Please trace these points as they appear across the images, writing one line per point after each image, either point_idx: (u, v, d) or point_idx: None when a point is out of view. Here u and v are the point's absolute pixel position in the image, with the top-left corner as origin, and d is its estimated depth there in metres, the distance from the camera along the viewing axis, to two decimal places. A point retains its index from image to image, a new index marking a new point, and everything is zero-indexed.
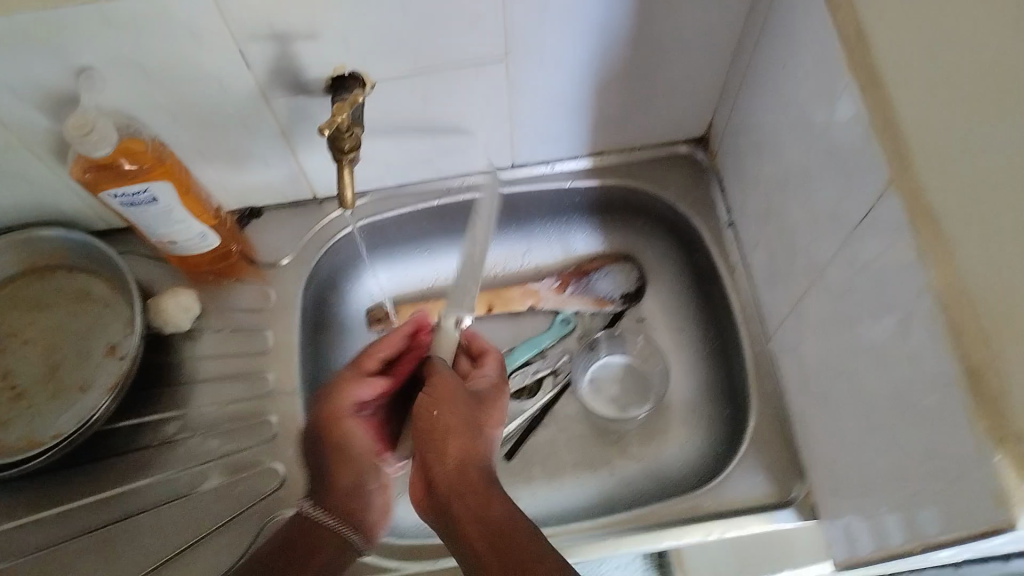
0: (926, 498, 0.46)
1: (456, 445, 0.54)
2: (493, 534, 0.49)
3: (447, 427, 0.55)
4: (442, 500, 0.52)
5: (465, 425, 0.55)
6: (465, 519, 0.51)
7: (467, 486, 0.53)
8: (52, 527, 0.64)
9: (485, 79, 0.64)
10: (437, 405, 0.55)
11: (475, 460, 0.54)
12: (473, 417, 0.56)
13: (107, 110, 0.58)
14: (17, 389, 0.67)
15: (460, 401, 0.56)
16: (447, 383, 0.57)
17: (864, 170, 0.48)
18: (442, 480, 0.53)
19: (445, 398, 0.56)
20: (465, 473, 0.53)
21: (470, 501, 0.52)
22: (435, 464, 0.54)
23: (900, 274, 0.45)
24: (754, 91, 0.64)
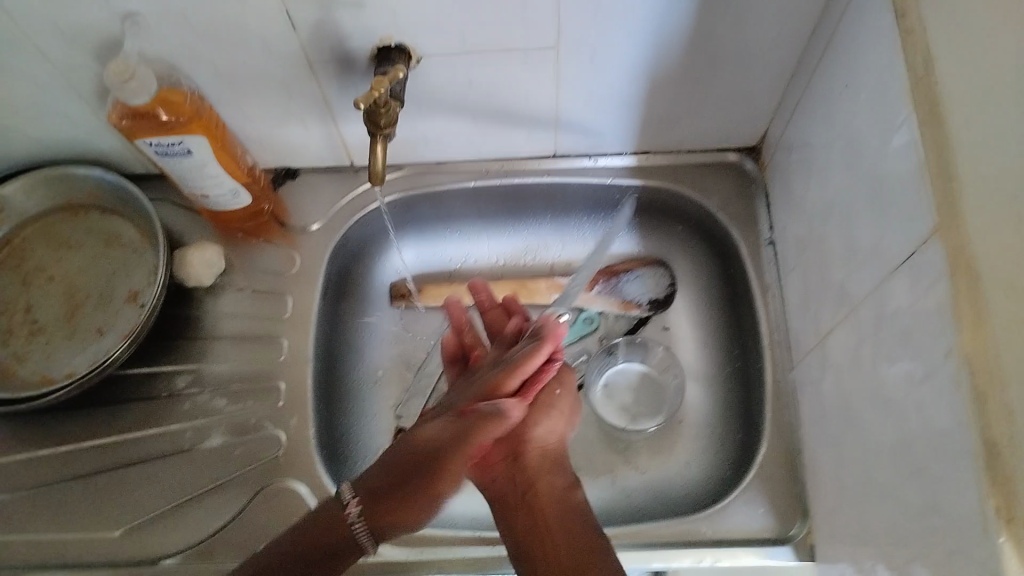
0: (923, 564, 0.44)
1: (541, 438, 0.57)
2: (568, 525, 0.52)
3: (539, 422, 0.57)
4: (518, 480, 0.55)
5: (559, 425, 0.58)
6: (539, 501, 0.54)
7: (550, 482, 0.55)
8: (53, 465, 0.65)
9: (534, 67, 0.62)
10: (536, 409, 0.57)
11: (555, 453, 0.58)
12: (566, 413, 0.59)
13: (150, 58, 0.58)
14: (37, 323, 0.68)
15: (558, 396, 0.59)
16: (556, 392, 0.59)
17: (910, 215, 0.45)
18: (532, 455, 0.56)
19: (542, 406, 0.58)
20: (551, 464, 0.56)
21: (549, 484, 0.55)
22: (523, 453, 0.56)
23: (932, 330, 0.42)
24: (811, 111, 0.61)
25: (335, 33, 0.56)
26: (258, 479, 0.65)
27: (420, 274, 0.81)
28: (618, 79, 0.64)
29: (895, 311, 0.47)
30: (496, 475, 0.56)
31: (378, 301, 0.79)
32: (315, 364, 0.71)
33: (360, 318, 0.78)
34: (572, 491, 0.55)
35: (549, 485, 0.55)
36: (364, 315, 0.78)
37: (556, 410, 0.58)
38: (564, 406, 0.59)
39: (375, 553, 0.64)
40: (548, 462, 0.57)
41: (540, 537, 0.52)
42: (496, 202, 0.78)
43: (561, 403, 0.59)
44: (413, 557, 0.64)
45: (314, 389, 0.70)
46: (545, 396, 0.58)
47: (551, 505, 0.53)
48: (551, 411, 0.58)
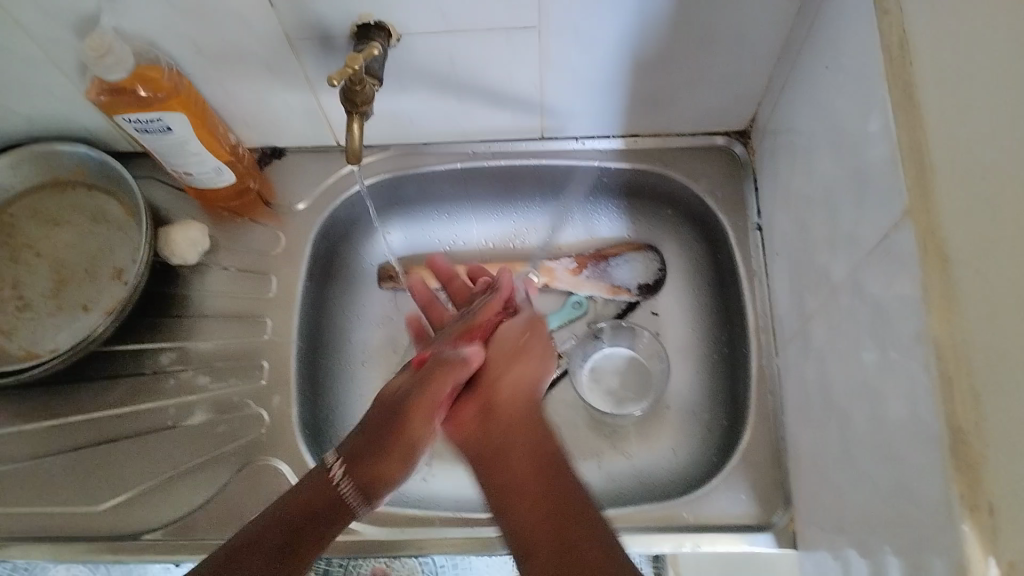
0: (893, 552, 0.44)
1: (510, 391, 0.53)
2: (546, 488, 0.46)
3: (501, 378, 0.54)
4: (491, 446, 0.50)
5: (529, 373, 0.55)
6: (514, 459, 0.49)
7: (522, 446, 0.49)
8: (37, 439, 0.66)
9: (517, 46, 0.61)
10: (496, 367, 0.55)
11: (530, 402, 0.53)
12: (532, 365, 0.56)
13: (128, 35, 0.58)
14: (23, 299, 0.69)
15: (524, 345, 0.57)
16: (513, 329, 0.59)
17: (884, 197, 0.45)
18: (500, 411, 0.52)
19: (501, 342, 0.57)
20: (528, 415, 0.52)
21: (528, 436, 0.50)
22: (493, 407, 0.52)
23: (904, 315, 0.42)
24: (797, 93, 0.60)
25: (311, 9, 0.56)
26: (240, 457, 0.65)
27: (408, 257, 0.81)
28: (603, 59, 0.63)
29: (872, 296, 0.46)
30: (469, 434, 0.52)
31: (365, 282, 0.79)
32: (299, 344, 0.71)
33: (346, 300, 0.78)
34: (551, 446, 0.50)
35: (523, 446, 0.49)
36: (350, 297, 0.78)
37: (524, 355, 0.56)
38: (532, 351, 0.57)
39: (353, 531, 0.64)
40: (524, 412, 0.52)
41: (518, 496, 0.47)
42: (484, 184, 0.78)
43: (527, 349, 0.57)
44: (393, 536, 0.64)
45: (297, 369, 0.70)
46: (508, 333, 0.58)
47: (524, 462, 0.48)
48: (525, 335, 0.58)
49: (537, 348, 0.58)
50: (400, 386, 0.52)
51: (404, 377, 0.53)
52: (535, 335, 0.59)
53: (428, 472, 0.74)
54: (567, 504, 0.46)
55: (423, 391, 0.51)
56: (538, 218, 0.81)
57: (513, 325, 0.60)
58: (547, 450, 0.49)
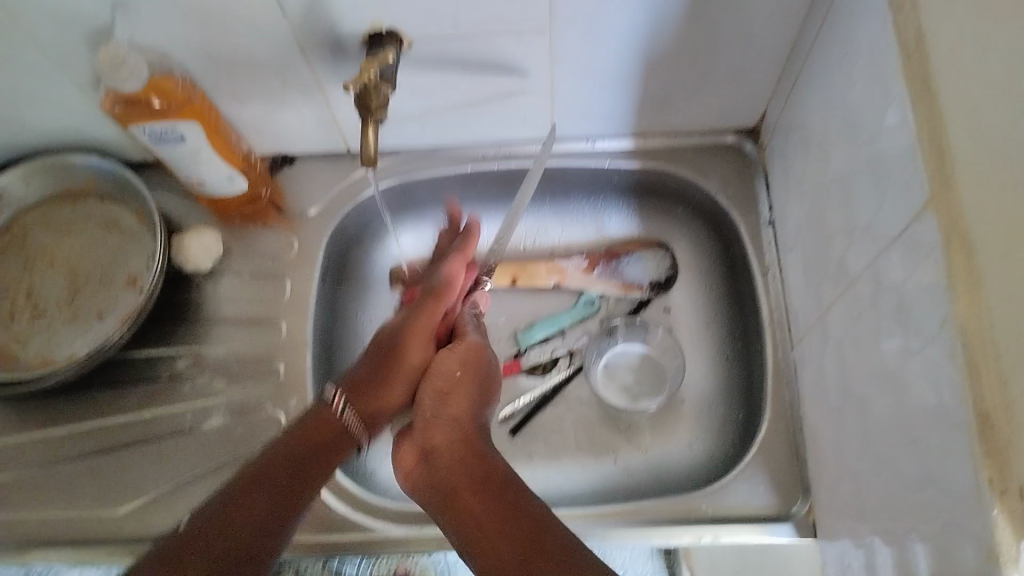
0: (920, 539, 0.44)
1: (438, 441, 0.57)
2: (491, 509, 0.51)
3: (426, 431, 0.58)
4: (442, 481, 0.55)
5: (459, 414, 0.59)
6: (461, 498, 0.53)
7: (468, 474, 0.54)
8: (56, 446, 0.66)
9: (527, 47, 0.61)
10: (435, 401, 0.60)
11: (465, 438, 0.57)
12: (474, 390, 0.61)
13: (141, 45, 0.58)
14: (38, 310, 0.69)
15: (461, 377, 0.62)
16: (454, 355, 0.63)
17: (904, 190, 0.45)
18: (439, 448, 0.57)
19: (439, 373, 0.62)
20: (463, 455, 0.55)
21: (467, 473, 0.54)
22: (432, 453, 0.57)
23: (927, 305, 0.42)
24: (809, 87, 0.60)
25: (324, 16, 0.56)
26: None
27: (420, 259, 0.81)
28: (613, 57, 0.63)
29: (893, 288, 0.47)
30: (416, 483, 0.57)
31: (377, 285, 0.79)
32: (314, 348, 0.71)
33: (359, 303, 0.78)
34: (492, 467, 0.54)
35: (467, 474, 0.54)
36: (363, 300, 0.78)
37: (455, 392, 0.61)
38: (474, 371, 0.62)
39: (375, 532, 0.65)
40: (461, 451, 0.56)
41: (464, 535, 0.51)
42: (493, 187, 0.78)
43: (468, 369, 0.62)
44: (414, 536, 0.64)
45: (314, 373, 0.70)
46: (449, 359, 0.63)
47: (472, 495, 0.52)
48: (464, 361, 0.63)
49: (477, 370, 0.63)
50: (400, 321, 0.64)
51: (398, 319, 0.64)
52: (469, 371, 0.62)
53: None
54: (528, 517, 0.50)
55: (408, 340, 0.63)
56: (523, 223, 0.82)
57: (465, 344, 0.64)
58: (489, 472, 0.54)
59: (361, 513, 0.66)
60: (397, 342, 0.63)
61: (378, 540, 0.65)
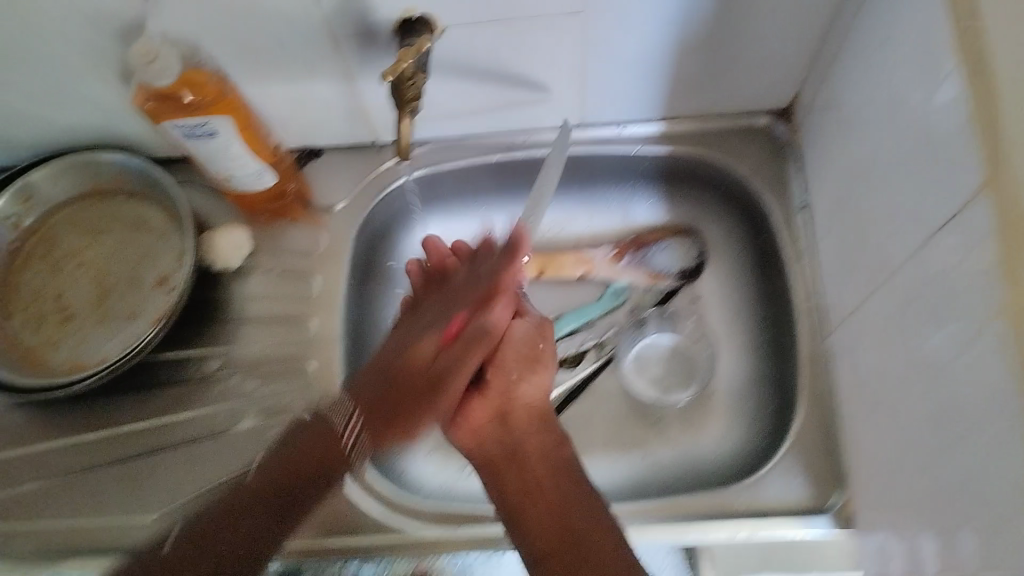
0: (970, 527, 0.44)
1: (523, 398, 0.58)
2: (558, 493, 0.53)
3: (519, 378, 0.59)
4: (512, 449, 0.56)
5: (541, 384, 0.59)
6: (528, 466, 0.55)
7: (539, 453, 0.55)
8: (87, 450, 0.66)
9: (560, 33, 0.61)
10: (509, 363, 0.59)
11: (543, 410, 0.59)
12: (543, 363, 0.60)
13: (171, 39, 0.57)
14: (66, 311, 0.68)
15: (536, 351, 0.60)
16: (530, 326, 0.61)
17: (956, 168, 0.44)
18: (515, 414, 0.57)
19: (515, 346, 0.60)
20: (541, 429, 0.57)
21: (539, 450, 0.55)
22: (507, 415, 0.57)
23: (982, 286, 0.41)
24: (846, 68, 0.60)
25: (356, 5, 0.55)
26: None
27: None
28: (645, 42, 0.63)
29: (942, 272, 0.46)
30: (483, 438, 0.57)
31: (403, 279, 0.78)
32: (343, 342, 0.71)
33: (387, 296, 0.77)
34: (561, 449, 0.56)
35: (539, 446, 0.56)
36: (391, 292, 0.78)
37: (533, 367, 0.59)
38: (546, 351, 0.60)
39: (408, 533, 0.64)
40: (538, 424, 0.57)
41: (530, 505, 0.53)
42: (522, 176, 0.77)
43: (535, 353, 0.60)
44: (449, 535, 0.64)
45: (343, 370, 0.70)
46: (519, 336, 0.60)
47: (541, 465, 0.55)
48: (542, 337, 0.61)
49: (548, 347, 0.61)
50: (430, 359, 0.56)
51: (434, 356, 0.56)
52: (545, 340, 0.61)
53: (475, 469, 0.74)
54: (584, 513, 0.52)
55: (453, 376, 0.56)
56: (549, 213, 0.82)
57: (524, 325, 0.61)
58: (560, 457, 0.55)
59: (394, 513, 0.65)
60: (440, 377, 0.56)
61: (410, 540, 0.64)
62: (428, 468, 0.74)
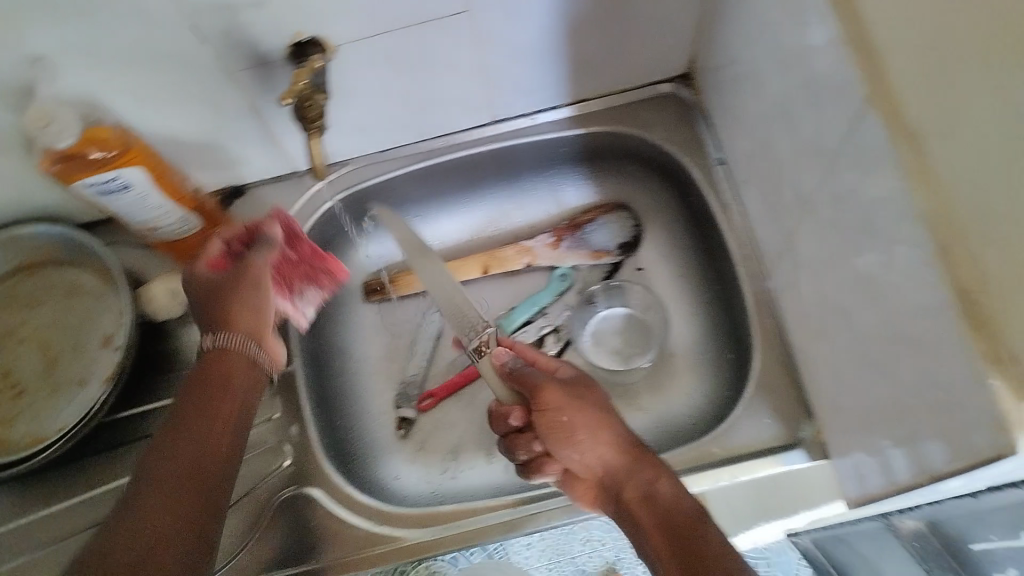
0: (930, 432, 0.44)
1: (600, 466, 0.56)
2: (664, 518, 0.50)
3: (582, 456, 0.56)
4: (615, 500, 0.55)
5: (601, 437, 0.56)
6: (631, 511, 0.53)
7: (635, 485, 0.53)
8: (64, 519, 0.64)
9: (451, 35, 0.61)
10: (569, 444, 0.57)
11: (632, 442, 0.56)
12: (602, 417, 0.57)
13: (70, 99, 0.57)
14: (17, 388, 0.68)
15: (569, 422, 0.56)
16: (557, 394, 0.58)
17: (841, 96, 0.46)
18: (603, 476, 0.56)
19: (552, 416, 0.57)
20: (625, 471, 0.54)
21: (635, 485, 0.53)
22: (605, 481, 0.56)
23: (889, 202, 0.43)
24: (731, 22, 0.61)
25: (244, 39, 0.56)
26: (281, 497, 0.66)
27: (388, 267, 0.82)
28: (538, 34, 0.64)
29: (853, 194, 0.47)
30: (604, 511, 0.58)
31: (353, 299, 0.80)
32: (298, 374, 0.72)
33: (335, 319, 0.80)
34: (658, 481, 0.53)
35: (636, 487, 0.53)
36: (339, 317, 0.80)
37: (576, 425, 0.56)
38: (585, 412, 0.57)
39: (398, 539, 0.64)
40: (623, 468, 0.55)
41: (649, 546, 0.51)
42: (446, 178, 0.79)
43: (580, 403, 0.57)
44: (438, 536, 0.64)
45: (307, 397, 0.72)
46: (554, 397, 0.57)
47: (639, 504, 0.52)
48: (572, 395, 0.58)
49: (586, 403, 0.58)
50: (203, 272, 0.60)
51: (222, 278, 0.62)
52: (580, 397, 0.58)
53: (457, 468, 0.75)
54: (686, 520, 0.50)
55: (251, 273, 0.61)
56: (426, 236, 0.83)
57: (553, 391, 0.58)
58: (658, 492, 0.52)
59: (380, 523, 0.65)
60: (237, 282, 0.60)
61: (402, 546, 0.64)
62: (410, 475, 0.75)
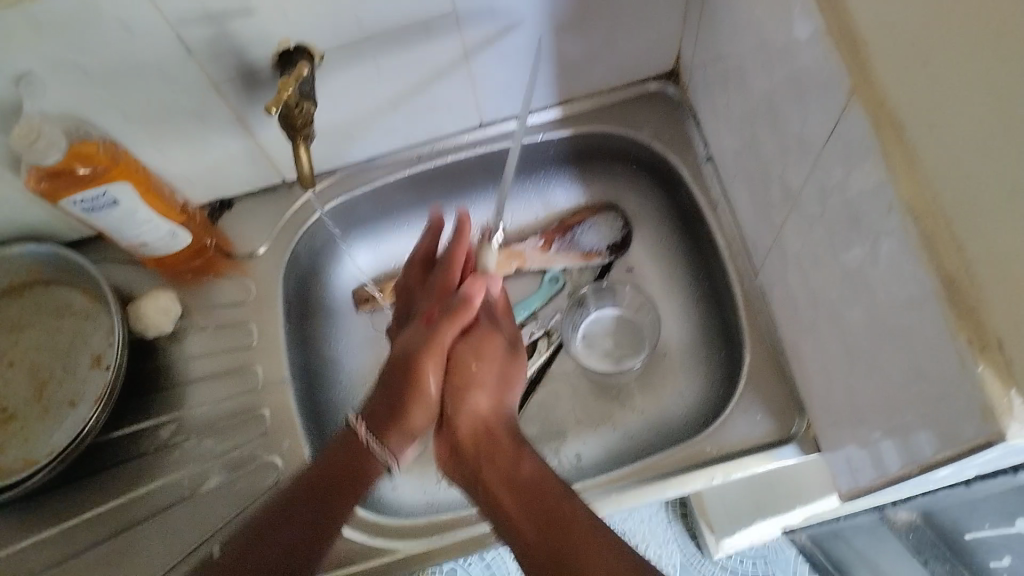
0: (919, 421, 0.45)
1: (480, 413, 0.58)
2: (534, 503, 0.52)
3: (467, 402, 0.59)
4: (472, 472, 0.56)
5: (491, 389, 0.60)
6: (489, 484, 0.54)
7: (500, 468, 0.55)
8: (57, 543, 0.63)
9: (437, 40, 0.62)
10: (463, 387, 0.59)
11: (510, 418, 0.59)
12: (506, 385, 0.61)
13: (56, 116, 0.57)
14: (7, 411, 0.67)
15: (477, 369, 0.60)
16: (496, 347, 0.62)
17: (825, 89, 0.47)
18: (464, 440, 0.58)
19: (466, 358, 0.60)
20: (489, 441, 0.57)
21: (496, 466, 0.55)
22: (461, 450, 0.58)
23: (875, 195, 0.43)
24: (714, 20, 0.62)
25: (230, 49, 0.56)
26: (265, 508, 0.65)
27: (378, 277, 0.81)
28: (524, 35, 0.65)
29: (839, 184, 0.48)
30: (454, 472, 0.59)
31: (344, 310, 0.80)
32: (293, 382, 0.71)
33: (329, 328, 0.78)
34: (520, 462, 0.55)
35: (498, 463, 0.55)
36: (332, 325, 0.79)
37: (485, 373, 0.60)
38: (495, 365, 0.61)
39: (393, 551, 0.64)
40: (484, 440, 0.57)
41: (501, 522, 0.53)
42: (435, 184, 0.79)
43: (497, 361, 0.61)
44: (435, 545, 0.64)
45: (299, 410, 0.70)
46: (486, 346, 0.61)
47: (500, 486, 0.54)
48: (498, 354, 0.61)
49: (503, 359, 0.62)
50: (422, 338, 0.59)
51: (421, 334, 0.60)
52: (495, 352, 0.61)
53: None
54: (557, 506, 0.51)
55: (433, 360, 0.59)
56: (417, 243, 0.83)
57: (492, 342, 0.62)
58: (520, 471, 0.54)
59: (378, 535, 0.65)
60: (437, 349, 0.59)
61: (399, 556, 0.64)
62: (403, 485, 0.74)
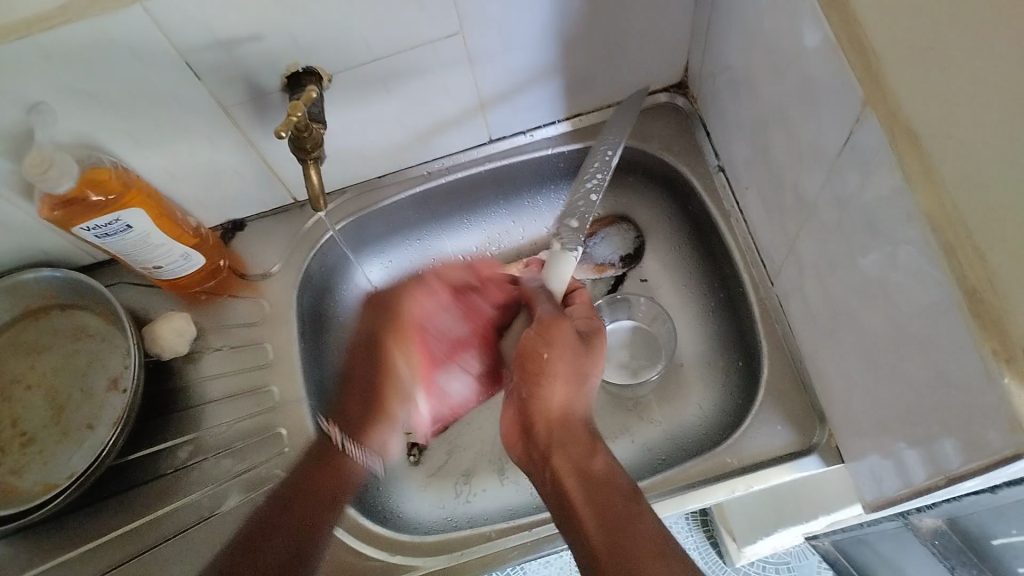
0: (944, 432, 0.44)
1: (559, 403, 0.57)
2: (599, 504, 0.50)
3: (551, 387, 0.57)
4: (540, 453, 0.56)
5: (566, 380, 0.57)
6: (557, 469, 0.53)
7: (571, 465, 0.53)
8: (79, 566, 0.63)
9: (444, 57, 0.62)
10: (541, 374, 0.57)
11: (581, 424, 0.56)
12: (582, 367, 0.57)
13: (68, 142, 0.57)
14: (26, 435, 0.67)
15: (549, 358, 0.57)
16: (568, 334, 0.58)
17: (837, 98, 0.46)
18: (539, 424, 0.57)
19: (545, 332, 0.59)
20: (565, 432, 0.56)
21: (567, 456, 0.54)
22: (536, 432, 0.57)
23: (892, 204, 0.43)
24: (723, 30, 0.61)
25: (238, 72, 0.56)
26: None
27: None
28: (533, 51, 0.64)
29: (854, 194, 0.47)
30: (526, 454, 0.58)
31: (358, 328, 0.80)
32: (310, 403, 0.71)
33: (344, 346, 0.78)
34: (595, 456, 0.54)
35: (565, 462, 0.53)
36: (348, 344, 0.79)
37: (561, 353, 0.58)
38: (570, 353, 0.57)
39: (412, 570, 0.64)
40: (560, 431, 0.56)
41: (564, 512, 0.51)
42: (446, 201, 0.79)
43: (571, 349, 0.58)
44: (455, 563, 0.64)
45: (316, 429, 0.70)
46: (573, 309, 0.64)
47: (569, 477, 0.52)
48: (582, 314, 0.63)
49: (574, 347, 0.58)
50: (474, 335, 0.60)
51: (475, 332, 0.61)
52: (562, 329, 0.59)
53: (470, 491, 0.75)
54: (628, 509, 0.49)
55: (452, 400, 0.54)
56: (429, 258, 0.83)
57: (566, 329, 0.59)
58: (593, 465, 0.53)
59: (397, 554, 0.65)
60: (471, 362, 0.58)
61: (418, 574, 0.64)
62: (420, 502, 0.74)
